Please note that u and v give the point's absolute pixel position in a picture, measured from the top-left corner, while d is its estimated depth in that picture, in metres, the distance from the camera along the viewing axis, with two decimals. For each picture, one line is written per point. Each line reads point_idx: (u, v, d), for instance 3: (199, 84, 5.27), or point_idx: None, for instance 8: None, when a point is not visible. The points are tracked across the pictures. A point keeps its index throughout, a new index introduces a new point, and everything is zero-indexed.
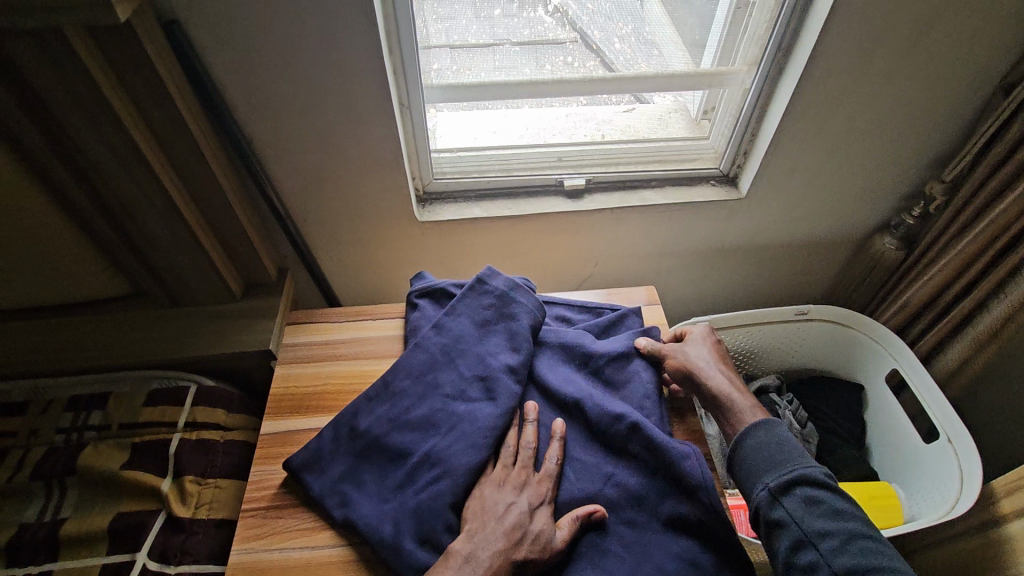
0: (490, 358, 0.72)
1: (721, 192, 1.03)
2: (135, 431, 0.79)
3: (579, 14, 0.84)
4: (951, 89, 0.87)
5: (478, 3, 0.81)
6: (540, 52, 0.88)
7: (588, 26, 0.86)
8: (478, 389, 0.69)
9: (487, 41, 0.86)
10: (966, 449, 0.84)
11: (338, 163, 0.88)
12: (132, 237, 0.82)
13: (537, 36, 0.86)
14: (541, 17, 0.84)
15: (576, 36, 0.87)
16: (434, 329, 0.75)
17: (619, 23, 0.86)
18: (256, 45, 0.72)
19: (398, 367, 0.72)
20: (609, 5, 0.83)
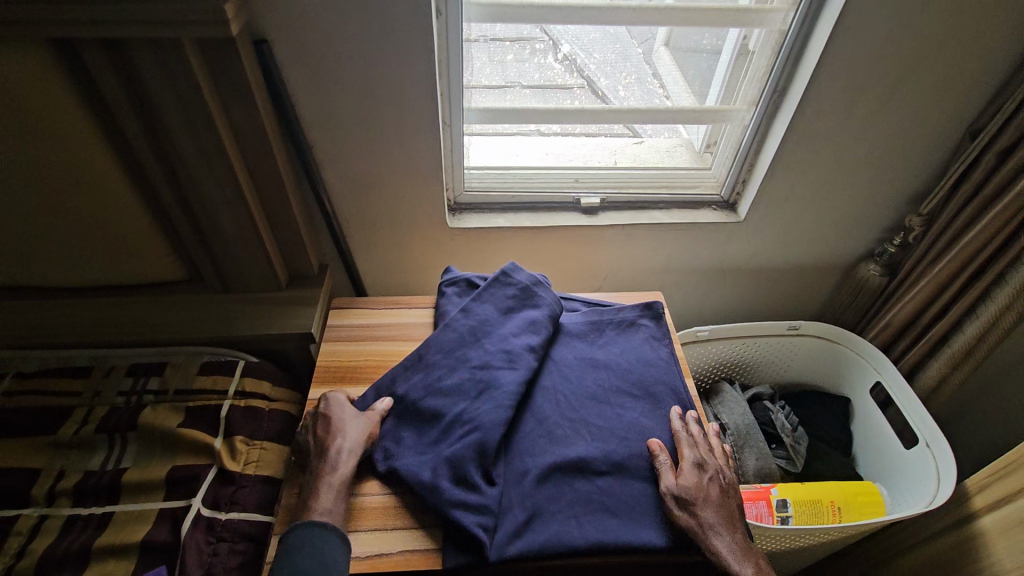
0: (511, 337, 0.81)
1: (722, 215, 1.15)
2: (189, 397, 0.87)
3: (586, 62, 1.00)
4: (925, 132, 1.00)
5: (493, 49, 0.95)
6: (549, 93, 1.02)
7: (595, 73, 1.01)
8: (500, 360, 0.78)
9: (499, 83, 1.00)
10: (942, 450, 0.93)
11: (384, 170, 0.99)
12: (201, 225, 0.92)
13: (546, 81, 1.01)
14: (551, 63, 0.99)
15: (583, 82, 1.01)
16: (462, 311, 0.85)
17: (625, 73, 1.01)
18: (330, 65, 0.84)
19: (431, 343, 0.82)
20: (614, 56, 0.99)
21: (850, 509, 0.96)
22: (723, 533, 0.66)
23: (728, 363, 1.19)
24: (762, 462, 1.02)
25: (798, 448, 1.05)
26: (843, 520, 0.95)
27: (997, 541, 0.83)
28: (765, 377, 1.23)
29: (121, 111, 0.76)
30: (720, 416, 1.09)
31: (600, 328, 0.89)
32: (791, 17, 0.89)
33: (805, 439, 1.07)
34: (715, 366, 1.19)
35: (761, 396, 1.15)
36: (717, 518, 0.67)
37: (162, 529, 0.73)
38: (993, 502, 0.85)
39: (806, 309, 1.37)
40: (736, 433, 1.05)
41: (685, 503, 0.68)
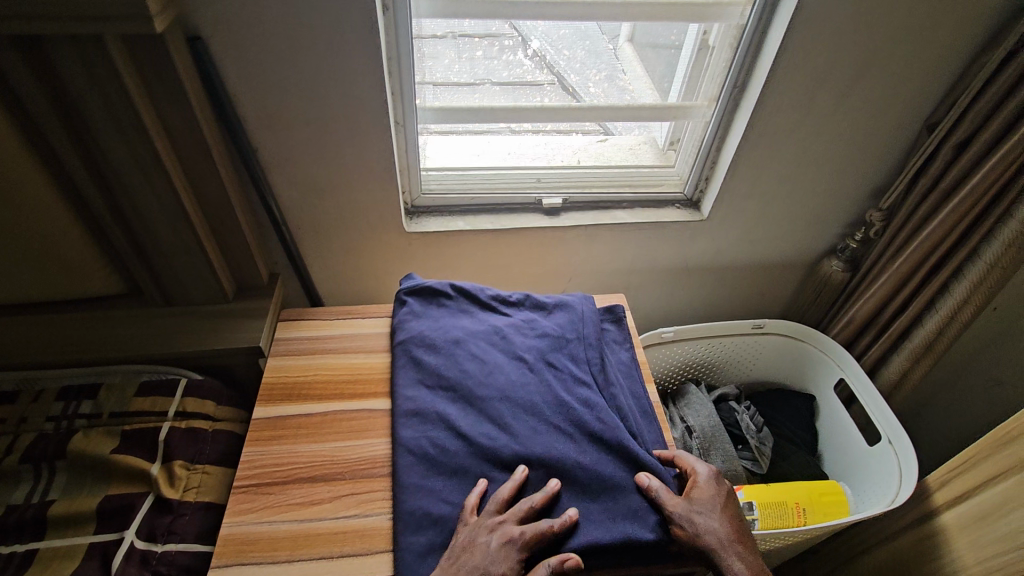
0: (480, 355, 0.81)
1: (685, 214, 1.13)
2: (124, 420, 0.82)
3: (556, 58, 0.98)
4: (883, 126, 0.99)
5: (460, 45, 0.93)
6: (518, 91, 0.99)
7: (564, 70, 0.99)
8: (468, 380, 0.78)
9: (467, 81, 0.97)
10: (905, 447, 0.93)
11: (334, 174, 0.95)
12: (137, 235, 0.86)
13: (515, 78, 0.98)
14: (520, 60, 0.97)
15: (553, 78, 0.99)
16: (430, 329, 0.84)
17: (593, 70, 1.00)
18: (270, 64, 0.80)
19: (399, 364, 0.81)
20: (583, 52, 0.98)
21: (814, 511, 0.95)
22: (743, 552, 0.63)
23: (695, 363, 1.17)
24: (728, 465, 1.00)
25: (763, 447, 1.05)
26: (808, 522, 0.94)
27: (958, 537, 0.83)
28: (731, 376, 1.22)
29: (39, 114, 0.70)
30: (686, 419, 1.07)
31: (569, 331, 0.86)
32: (748, 12, 0.88)
33: (770, 439, 1.07)
34: (682, 367, 1.17)
35: (728, 396, 1.13)
36: (733, 536, 0.64)
37: (90, 567, 0.68)
38: (953, 498, 0.85)
39: (772, 307, 1.37)
40: (703, 436, 1.04)
41: (706, 516, 0.64)
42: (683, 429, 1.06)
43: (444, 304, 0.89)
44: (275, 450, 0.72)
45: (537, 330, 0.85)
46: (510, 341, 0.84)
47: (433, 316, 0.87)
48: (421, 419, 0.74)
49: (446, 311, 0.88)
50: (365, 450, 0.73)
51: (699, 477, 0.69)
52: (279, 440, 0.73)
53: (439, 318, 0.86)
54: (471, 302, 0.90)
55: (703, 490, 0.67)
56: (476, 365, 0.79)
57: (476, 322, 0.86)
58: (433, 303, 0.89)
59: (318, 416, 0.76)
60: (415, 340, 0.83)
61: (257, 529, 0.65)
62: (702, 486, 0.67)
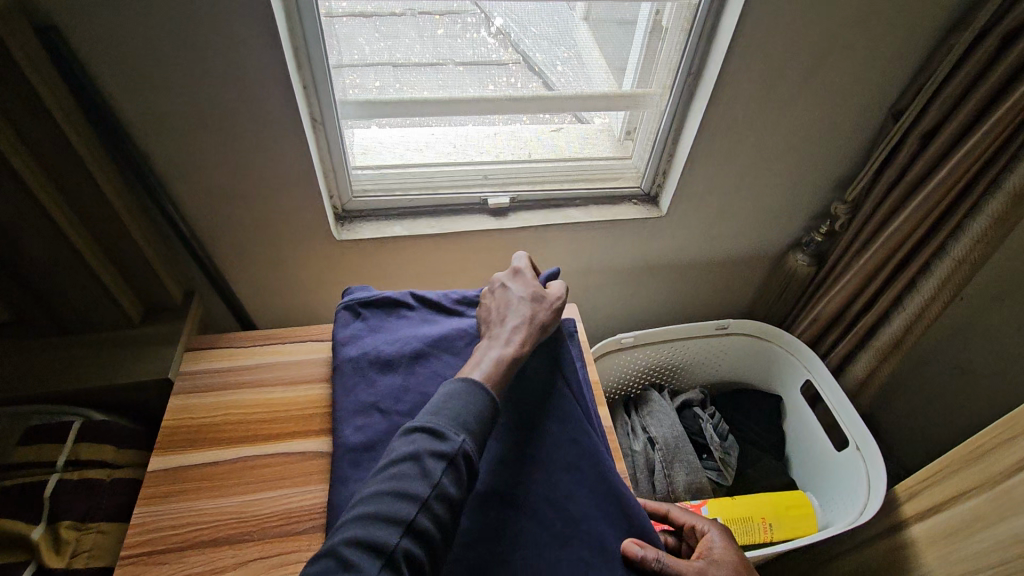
0: (439, 374, 0.72)
1: (643, 210, 1.05)
2: (4, 475, 0.71)
3: (520, 37, 0.85)
4: (847, 113, 0.92)
5: (421, 24, 0.79)
6: (483, 72, 0.87)
7: (529, 48, 0.86)
8: (425, 405, 0.69)
9: (430, 61, 0.84)
10: (873, 455, 0.88)
11: (246, 179, 0.84)
12: (10, 258, 0.75)
13: (480, 57, 0.85)
14: (484, 38, 0.83)
15: (519, 57, 0.87)
16: (383, 346, 0.75)
17: (563, 49, 0.87)
18: (149, 56, 0.68)
19: (341, 389, 0.72)
20: (552, 29, 0.84)
21: (781, 524, 0.91)
22: None
23: (658, 366, 1.11)
24: (692, 477, 0.95)
25: (728, 458, 0.99)
26: (774, 537, 0.90)
27: (924, 552, 0.79)
28: (695, 379, 1.16)
29: None
30: (648, 429, 1.00)
31: None
32: None
33: (735, 448, 1.01)
34: (643, 372, 1.11)
35: (691, 402, 1.07)
36: None
37: None
38: (922, 510, 0.81)
39: (738, 302, 1.31)
40: (665, 447, 0.98)
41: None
42: (644, 440, 0.99)
43: (399, 315, 0.80)
44: (173, 509, 0.63)
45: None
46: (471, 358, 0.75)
47: (391, 327, 0.78)
48: (369, 455, 0.65)
49: (400, 323, 0.79)
50: (279, 502, 0.64)
51: (716, 540, 0.62)
52: (179, 496, 0.64)
53: (393, 332, 0.77)
54: (430, 311, 0.81)
55: (720, 556, 0.61)
56: (434, 389, 0.71)
57: (438, 333, 0.77)
58: (385, 314, 0.79)
59: (226, 464, 0.67)
60: (364, 358, 0.74)
61: None
62: (721, 551, 0.61)
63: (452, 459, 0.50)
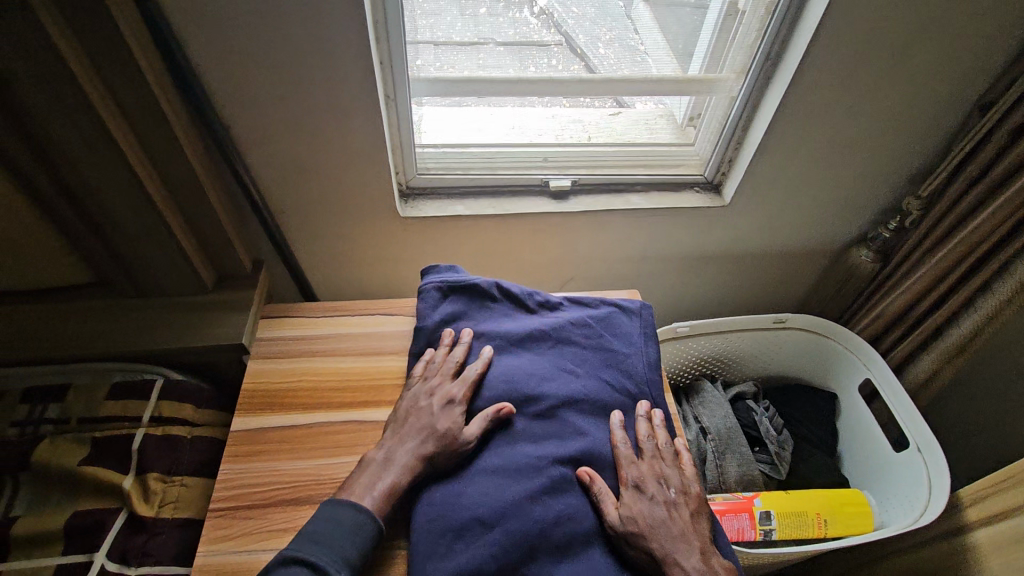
0: (522, 364, 0.75)
1: (705, 199, 1.04)
2: (94, 427, 0.76)
3: (564, 17, 0.85)
4: (932, 104, 0.89)
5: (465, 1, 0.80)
6: (524, 52, 0.87)
7: (572, 29, 0.86)
8: (512, 390, 0.72)
9: (470, 39, 0.85)
10: (935, 458, 0.87)
11: (320, 154, 0.85)
12: (100, 223, 0.78)
13: (521, 37, 0.86)
14: (526, 18, 0.84)
15: (561, 39, 0.87)
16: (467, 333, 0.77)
17: (603, 27, 0.86)
18: (239, 30, 0.69)
19: (427, 369, 0.74)
20: (593, 9, 0.84)
21: (837, 521, 0.90)
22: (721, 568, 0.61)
23: (711, 357, 1.10)
24: (743, 469, 0.95)
25: (782, 452, 0.98)
26: (828, 532, 0.89)
27: (991, 558, 0.78)
28: (747, 372, 1.15)
29: None
30: (700, 419, 1.00)
31: (613, 333, 0.80)
32: None
33: (790, 443, 1.00)
34: (696, 362, 1.10)
35: (743, 395, 1.07)
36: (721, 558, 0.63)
37: None
38: (988, 516, 0.79)
39: (792, 295, 1.29)
40: (718, 437, 0.97)
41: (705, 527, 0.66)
42: (696, 430, 0.98)
43: (480, 302, 0.81)
44: (256, 468, 0.66)
45: (577, 334, 0.79)
46: (547, 348, 0.78)
47: (476, 313, 0.81)
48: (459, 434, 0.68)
49: (481, 312, 0.80)
50: (354, 468, 0.67)
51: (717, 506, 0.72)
52: (260, 456, 0.67)
53: (477, 319, 0.79)
54: (507, 300, 0.82)
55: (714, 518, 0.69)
56: (520, 372, 0.74)
57: (518, 324, 0.79)
58: (468, 301, 0.81)
59: (302, 428, 0.70)
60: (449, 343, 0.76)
61: (237, 559, 0.59)
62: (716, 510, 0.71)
63: (359, 513, 0.58)
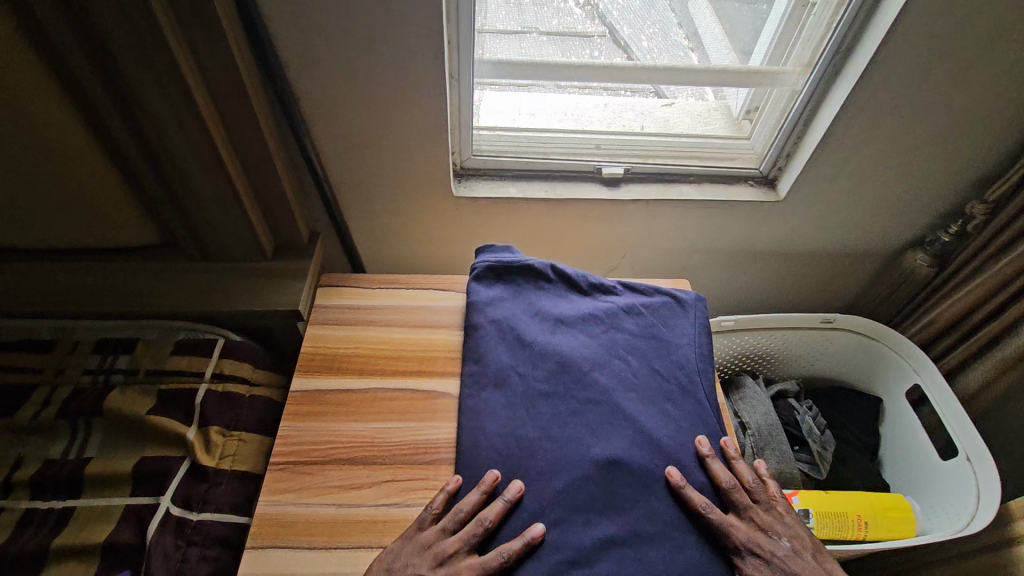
0: (574, 347, 0.75)
1: (759, 193, 1.02)
2: (161, 378, 0.79)
3: (608, 9, 0.86)
4: (1006, 106, 0.86)
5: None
6: (565, 43, 0.89)
7: (616, 20, 0.87)
8: (564, 373, 0.72)
9: (515, 29, 0.87)
10: (986, 468, 0.85)
11: (382, 130, 0.87)
12: (173, 188, 0.81)
13: (565, 27, 0.88)
14: (570, 8, 0.86)
15: (604, 30, 0.88)
16: (519, 316, 0.77)
17: (647, 21, 0.87)
18: (317, 6, 0.71)
19: (480, 347, 0.75)
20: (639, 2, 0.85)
21: (878, 524, 0.89)
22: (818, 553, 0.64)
23: (754, 354, 1.09)
24: (782, 467, 0.93)
25: (823, 452, 0.97)
26: (868, 535, 0.88)
27: None
28: (789, 370, 1.14)
29: (68, 52, 0.65)
30: (740, 413, 0.99)
31: (663, 322, 0.80)
32: None
33: (832, 443, 0.99)
34: (738, 358, 1.10)
35: (786, 393, 1.06)
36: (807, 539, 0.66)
37: (127, 530, 0.66)
38: None
39: (840, 297, 1.27)
40: (758, 434, 0.96)
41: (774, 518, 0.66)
42: (736, 425, 0.98)
43: (534, 284, 0.82)
44: (314, 427, 0.68)
45: (630, 323, 0.79)
46: (599, 333, 0.78)
47: (528, 296, 0.81)
48: (508, 411, 0.69)
49: (535, 294, 0.81)
50: (407, 434, 0.69)
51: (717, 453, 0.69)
52: (318, 416, 0.69)
53: (530, 302, 0.80)
54: (559, 284, 0.83)
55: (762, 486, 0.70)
56: (574, 356, 0.74)
57: (570, 308, 0.80)
58: (522, 283, 0.81)
59: (358, 392, 0.72)
60: (502, 325, 0.77)
61: (295, 511, 0.62)
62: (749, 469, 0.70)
63: None
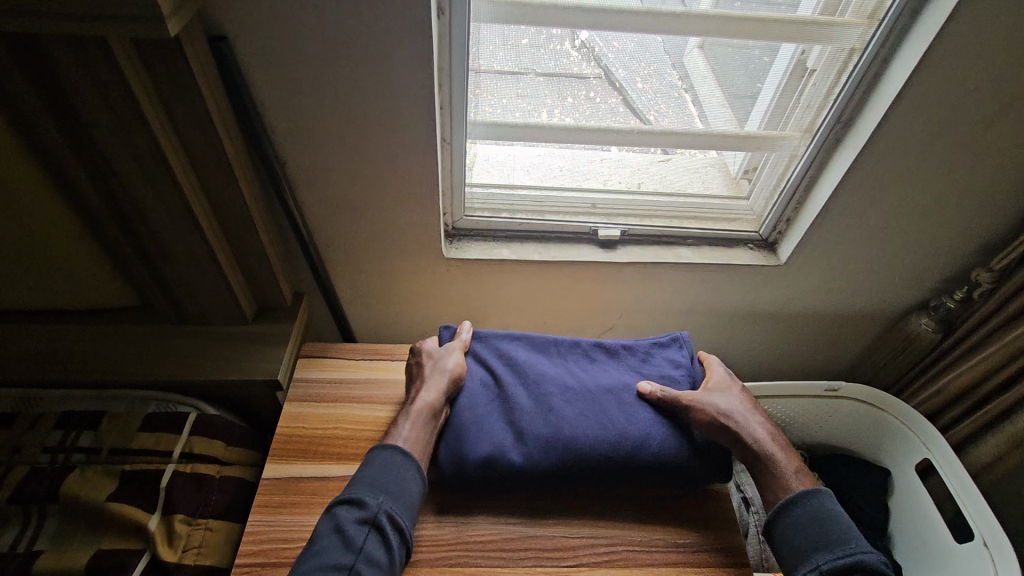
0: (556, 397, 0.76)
1: (759, 256, 1.00)
2: (125, 459, 0.75)
3: (604, 51, 0.80)
4: (1010, 176, 0.85)
5: (507, 32, 0.76)
6: (564, 84, 0.83)
7: (611, 62, 0.81)
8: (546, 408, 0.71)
9: (512, 69, 0.81)
10: (1005, 557, 0.80)
11: (372, 193, 0.84)
12: (149, 252, 0.77)
13: (562, 68, 0.81)
14: (567, 50, 0.80)
15: (600, 72, 0.82)
16: None
17: (642, 63, 0.81)
18: (304, 71, 0.69)
19: None
20: (632, 44, 0.79)
21: None
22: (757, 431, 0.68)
23: None
24: None
25: None
26: None
27: None
28: (793, 439, 1.09)
29: (37, 119, 0.61)
30: (744, 488, 0.95)
31: None
32: (869, 35, 0.75)
33: None
34: None
35: None
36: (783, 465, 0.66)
37: None
38: None
39: (842, 358, 1.23)
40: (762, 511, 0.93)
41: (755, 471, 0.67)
42: (739, 499, 0.94)
43: None
44: (285, 522, 0.63)
45: None
46: (589, 394, 0.73)
47: None
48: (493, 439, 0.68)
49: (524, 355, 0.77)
50: None
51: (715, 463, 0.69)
52: (291, 508, 0.64)
53: None
54: (544, 346, 0.79)
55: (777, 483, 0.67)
56: (566, 427, 0.69)
57: (556, 373, 0.76)
58: None
59: (338, 480, 0.67)
60: None
61: None
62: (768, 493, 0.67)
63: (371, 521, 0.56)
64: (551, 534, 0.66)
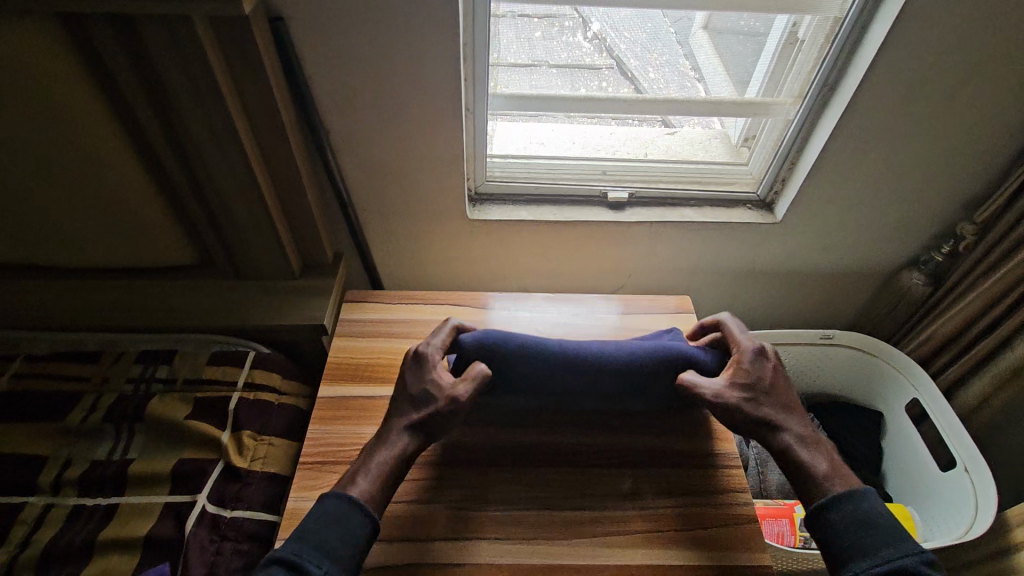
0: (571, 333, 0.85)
1: (757, 215, 1.08)
2: (197, 388, 0.86)
3: (615, 41, 0.91)
4: (988, 131, 0.92)
5: (520, 26, 0.87)
6: (575, 74, 0.93)
7: (623, 53, 0.92)
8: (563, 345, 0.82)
9: (526, 62, 0.92)
10: (981, 472, 0.89)
11: (405, 158, 0.95)
12: (211, 210, 0.88)
13: (573, 60, 0.92)
14: (580, 42, 0.90)
15: (611, 63, 0.93)
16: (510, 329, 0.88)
17: (653, 52, 0.92)
18: (348, 46, 0.79)
19: None
20: (645, 34, 0.90)
21: None
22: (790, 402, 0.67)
23: None
24: None
25: None
26: None
27: None
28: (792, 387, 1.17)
29: (126, 91, 0.73)
30: None
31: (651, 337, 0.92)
32: (849, 4, 0.82)
33: None
34: None
35: None
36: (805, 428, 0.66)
37: (166, 524, 0.72)
38: None
39: (843, 314, 1.31)
40: None
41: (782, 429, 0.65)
42: None
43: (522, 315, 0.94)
44: (341, 430, 0.74)
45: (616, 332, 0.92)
46: None
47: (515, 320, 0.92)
48: None
49: None
50: None
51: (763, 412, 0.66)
52: (344, 420, 0.75)
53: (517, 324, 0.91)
54: None
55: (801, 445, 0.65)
56: None
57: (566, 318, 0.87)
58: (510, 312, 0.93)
59: (380, 398, 0.78)
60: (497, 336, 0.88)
61: None
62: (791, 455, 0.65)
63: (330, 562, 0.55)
64: (568, 441, 0.76)
